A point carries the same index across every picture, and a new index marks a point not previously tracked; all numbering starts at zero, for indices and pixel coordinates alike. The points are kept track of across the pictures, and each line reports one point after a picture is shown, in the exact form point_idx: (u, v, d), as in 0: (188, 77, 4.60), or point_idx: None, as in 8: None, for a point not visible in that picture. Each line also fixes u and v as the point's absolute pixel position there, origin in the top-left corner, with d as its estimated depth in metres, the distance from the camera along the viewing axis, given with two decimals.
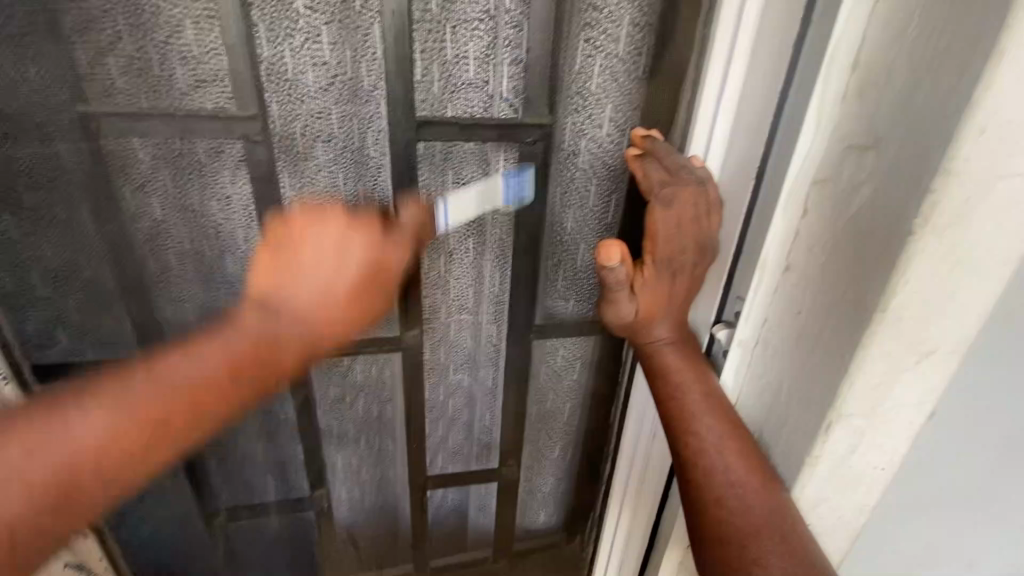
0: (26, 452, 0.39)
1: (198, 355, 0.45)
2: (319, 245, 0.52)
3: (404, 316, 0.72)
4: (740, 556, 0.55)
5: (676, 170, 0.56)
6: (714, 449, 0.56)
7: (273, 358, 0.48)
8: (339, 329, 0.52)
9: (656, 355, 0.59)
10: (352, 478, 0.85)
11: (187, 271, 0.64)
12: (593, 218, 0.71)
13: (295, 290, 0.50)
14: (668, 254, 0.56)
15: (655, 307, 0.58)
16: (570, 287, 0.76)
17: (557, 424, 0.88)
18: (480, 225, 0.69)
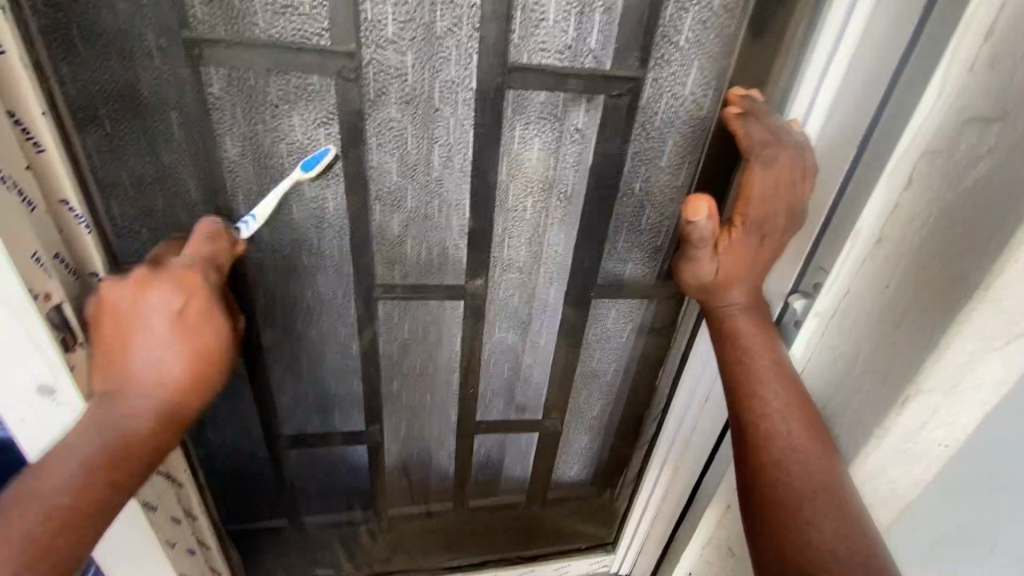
0: (24, 491, 0.47)
1: (109, 398, 0.51)
2: (141, 317, 0.52)
3: (472, 265, 0.73)
4: (797, 521, 0.53)
5: (773, 133, 0.56)
6: (775, 413, 0.57)
7: (129, 429, 0.50)
8: (198, 404, 0.55)
9: (728, 318, 0.60)
10: (403, 419, 0.87)
11: (252, 207, 0.65)
12: (665, 180, 0.70)
13: (140, 366, 0.52)
14: (758, 218, 0.55)
15: (736, 271, 0.58)
16: (631, 249, 0.76)
17: (604, 385, 0.89)
18: (552, 181, 0.69)
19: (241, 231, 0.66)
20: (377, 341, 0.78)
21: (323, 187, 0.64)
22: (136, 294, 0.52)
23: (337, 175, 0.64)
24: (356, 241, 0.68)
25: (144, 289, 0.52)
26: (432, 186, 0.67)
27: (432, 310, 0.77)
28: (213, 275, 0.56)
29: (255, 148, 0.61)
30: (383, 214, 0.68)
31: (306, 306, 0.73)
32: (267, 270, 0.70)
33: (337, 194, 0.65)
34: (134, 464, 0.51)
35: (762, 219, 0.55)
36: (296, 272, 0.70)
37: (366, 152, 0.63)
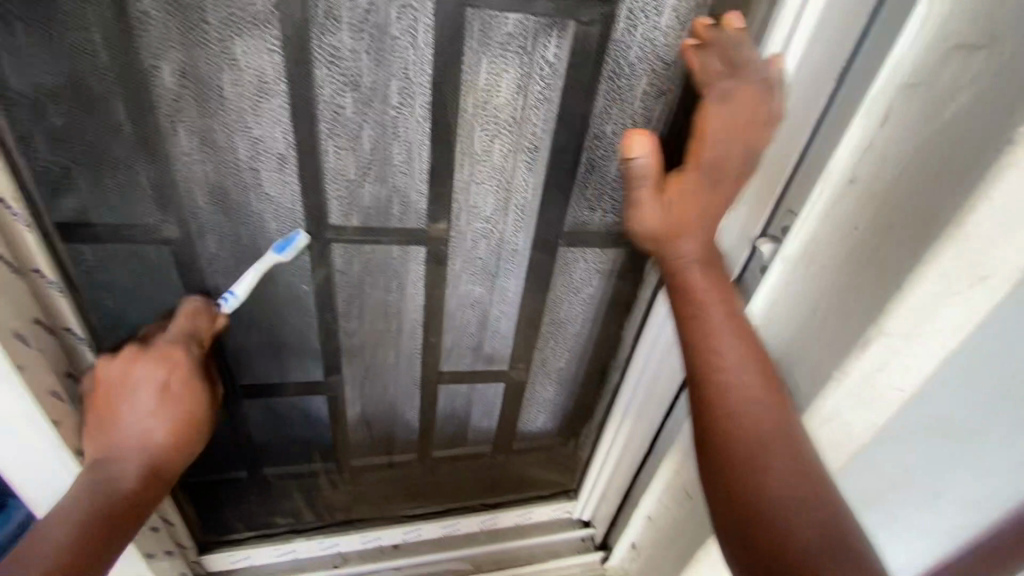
0: (40, 535, 0.57)
1: (104, 458, 0.61)
2: (127, 389, 0.63)
3: (433, 208, 0.69)
4: (762, 470, 0.52)
5: (734, 62, 0.53)
6: (734, 367, 0.56)
7: (121, 481, 0.60)
8: (187, 453, 0.66)
9: (687, 274, 0.57)
10: (364, 370, 0.84)
11: (193, 143, 0.58)
12: (636, 123, 0.67)
13: (127, 433, 0.62)
14: (711, 156, 0.53)
15: (687, 220, 0.55)
16: (600, 196, 0.73)
17: (572, 336, 0.88)
18: (519, 119, 0.64)
19: (180, 168, 0.59)
20: (333, 288, 0.73)
21: (270, 120, 0.58)
22: (133, 370, 0.63)
23: (285, 104, 0.58)
24: (309, 181, 0.63)
25: (140, 362, 0.64)
26: (389, 122, 0.61)
27: (391, 255, 0.72)
28: (194, 352, 0.66)
29: (191, 71, 0.54)
30: (337, 152, 0.62)
31: (251, 253, 0.67)
32: (209, 213, 0.63)
33: (285, 128, 0.59)
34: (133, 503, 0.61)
35: (716, 159, 0.54)
36: (241, 218, 0.64)
37: (314, 79, 0.57)
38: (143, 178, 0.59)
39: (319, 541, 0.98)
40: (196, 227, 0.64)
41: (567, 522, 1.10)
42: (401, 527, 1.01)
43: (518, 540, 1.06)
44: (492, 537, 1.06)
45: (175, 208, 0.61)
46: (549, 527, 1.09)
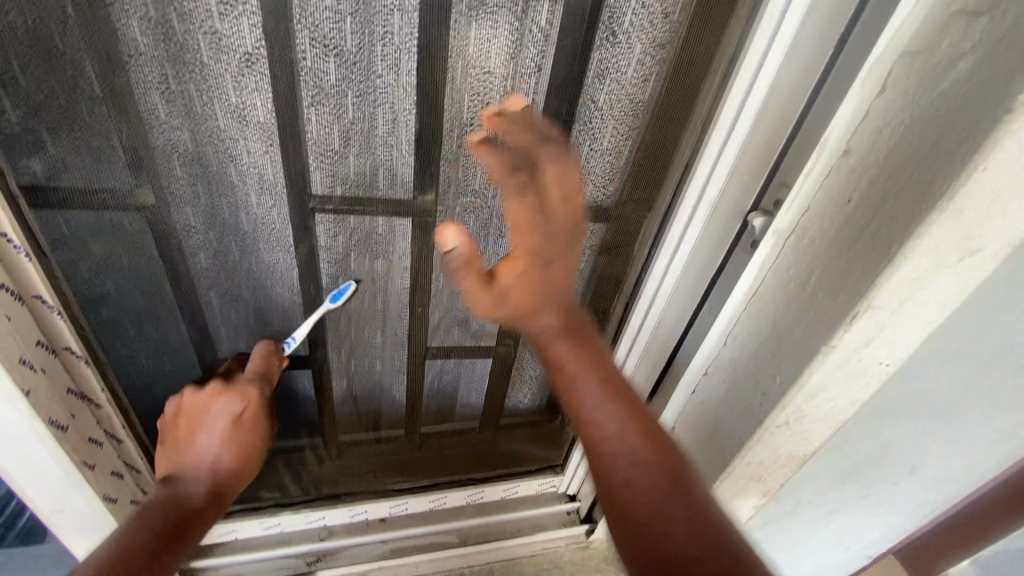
0: (117, 547, 0.60)
1: (176, 469, 0.70)
2: (206, 416, 0.71)
3: (421, 177, 0.67)
4: (651, 542, 0.48)
5: (538, 133, 0.57)
6: (609, 430, 0.54)
7: (181, 507, 0.67)
8: (237, 488, 0.72)
9: (548, 346, 0.58)
10: (349, 346, 0.82)
11: (168, 108, 0.55)
12: (626, 94, 0.64)
13: (199, 449, 0.71)
14: (532, 231, 0.56)
15: (532, 297, 0.57)
16: (591, 168, 0.69)
17: None
18: (510, 86, 0.62)
19: (155, 138, 0.56)
20: (316, 260, 0.71)
21: (249, 88, 0.56)
22: (210, 403, 0.71)
23: (267, 65, 0.55)
24: (291, 151, 0.61)
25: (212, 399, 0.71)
26: (374, 90, 0.59)
27: (376, 227, 0.70)
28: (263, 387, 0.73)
29: (165, 32, 0.51)
30: (320, 121, 0.59)
31: (233, 226, 0.65)
32: (186, 184, 0.60)
33: (266, 95, 0.57)
34: (176, 528, 0.65)
35: (537, 237, 0.56)
36: (221, 190, 0.62)
37: (295, 41, 0.54)
38: (117, 143, 0.55)
39: (305, 515, 0.95)
40: (175, 197, 0.61)
41: (553, 496, 1.10)
42: (389, 501, 1.00)
43: (504, 513, 1.06)
44: (481, 509, 1.06)
45: (152, 177, 0.58)
46: (536, 500, 1.09)
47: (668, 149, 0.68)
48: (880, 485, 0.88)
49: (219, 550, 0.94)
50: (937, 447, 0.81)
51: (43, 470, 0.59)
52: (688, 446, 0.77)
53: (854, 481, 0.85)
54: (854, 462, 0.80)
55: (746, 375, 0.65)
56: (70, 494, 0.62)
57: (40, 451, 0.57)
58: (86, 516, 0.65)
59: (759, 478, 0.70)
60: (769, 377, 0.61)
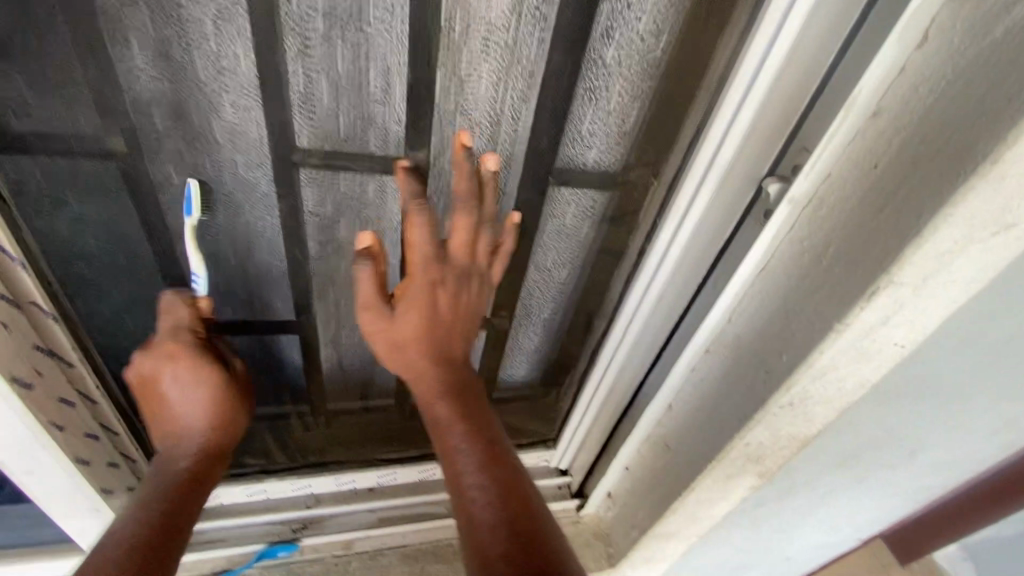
0: (118, 533, 0.58)
1: (168, 438, 0.69)
2: (157, 384, 0.66)
3: (413, 133, 0.61)
4: (481, 548, 0.52)
5: (473, 188, 0.59)
6: (462, 453, 0.58)
7: (181, 478, 0.66)
8: (226, 441, 0.71)
9: (424, 391, 0.63)
10: (337, 313, 0.78)
11: (141, 51, 0.50)
12: (638, 49, 0.59)
13: (177, 413, 0.68)
14: (426, 261, 0.60)
15: (417, 328, 0.63)
16: (596, 130, 0.65)
17: (558, 284, 0.82)
18: (512, 35, 0.57)
19: (131, 83, 0.52)
20: (301, 220, 0.66)
21: (230, 35, 0.51)
22: (154, 372, 0.65)
23: (249, 7, 0.50)
24: (279, 109, 0.56)
25: (156, 368, 0.65)
26: (365, 41, 0.54)
27: (367, 186, 0.66)
28: (187, 335, 0.65)
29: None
30: (309, 74, 0.55)
31: (214, 184, 0.61)
32: (164, 138, 0.56)
33: (251, 43, 0.52)
34: (174, 500, 0.63)
35: (428, 270, 0.61)
36: (201, 146, 0.58)
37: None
38: (85, 84, 0.51)
39: (292, 483, 0.94)
40: (153, 150, 0.56)
41: (543, 471, 1.04)
42: (376, 471, 0.98)
43: None
44: None
45: (129, 126, 0.54)
46: None
47: (676, 116, 0.63)
48: (872, 468, 0.86)
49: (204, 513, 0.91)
50: (934, 434, 0.79)
51: (6, 428, 0.56)
52: (688, 427, 0.74)
53: (849, 466, 0.83)
54: (849, 446, 0.78)
55: (750, 350, 0.62)
56: (38, 455, 0.59)
57: (3, 409, 0.54)
58: (57, 476, 0.63)
59: (756, 459, 0.68)
60: (774, 354, 0.58)
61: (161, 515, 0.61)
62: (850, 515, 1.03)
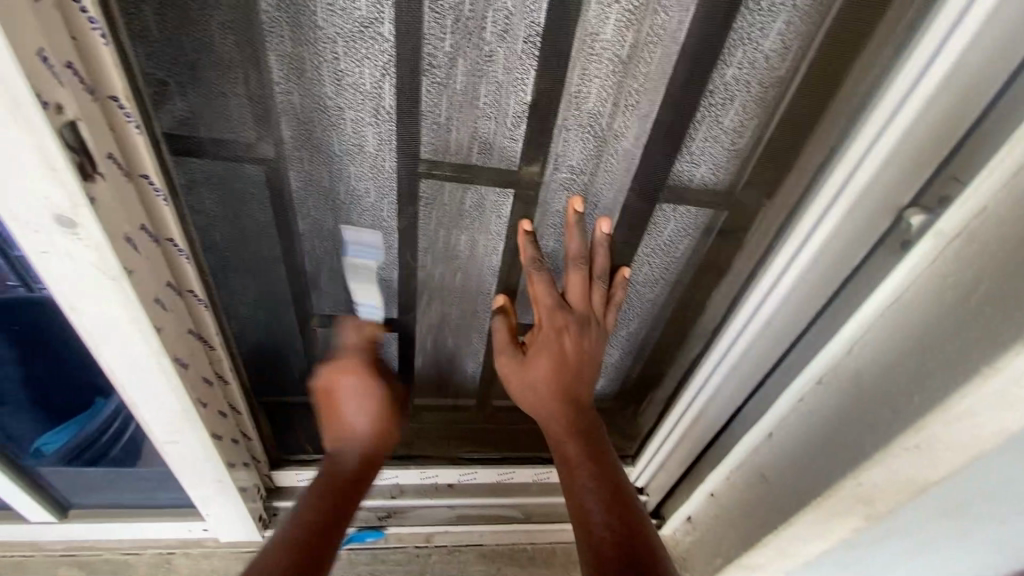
0: (289, 532, 0.69)
1: (337, 441, 0.79)
2: (340, 392, 0.78)
3: (530, 150, 0.63)
4: (597, 556, 0.63)
5: (587, 252, 0.70)
6: (581, 481, 0.70)
7: (341, 486, 0.76)
8: (383, 453, 0.81)
9: (551, 427, 0.75)
10: (437, 315, 0.82)
11: (286, 71, 0.54)
12: (762, 69, 0.56)
13: (350, 423, 0.79)
14: (551, 315, 0.72)
15: (546, 371, 0.75)
16: (705, 147, 0.62)
17: (649, 301, 0.81)
18: (632, 57, 0.56)
19: (273, 103, 0.56)
20: (417, 229, 0.69)
21: (365, 56, 0.54)
22: (336, 383, 0.78)
23: (389, 31, 0.52)
24: (398, 126, 0.59)
25: (336, 380, 0.78)
26: (485, 62, 0.55)
27: (480, 199, 0.67)
28: (360, 355, 0.78)
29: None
30: (429, 93, 0.57)
31: (334, 190, 0.65)
32: (294, 149, 0.60)
33: (383, 67, 0.55)
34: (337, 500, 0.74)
35: (552, 324, 0.73)
36: (323, 158, 0.62)
37: (419, 9, 0.51)
38: (238, 100, 0.55)
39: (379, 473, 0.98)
40: (290, 158, 0.61)
41: None
42: (458, 469, 1.01)
43: None
44: (546, 489, 1.05)
45: (267, 138, 0.59)
46: None
47: (796, 138, 0.60)
48: (988, 521, 0.79)
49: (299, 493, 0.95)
50: None
51: (162, 404, 0.62)
52: (791, 460, 0.72)
53: (962, 517, 0.77)
54: (966, 495, 0.72)
55: (874, 392, 0.60)
56: (182, 429, 0.66)
57: (163, 388, 0.60)
58: (194, 450, 0.70)
59: (866, 500, 0.64)
60: (903, 395, 0.56)
61: (322, 514, 0.72)
62: (952, 567, 0.96)
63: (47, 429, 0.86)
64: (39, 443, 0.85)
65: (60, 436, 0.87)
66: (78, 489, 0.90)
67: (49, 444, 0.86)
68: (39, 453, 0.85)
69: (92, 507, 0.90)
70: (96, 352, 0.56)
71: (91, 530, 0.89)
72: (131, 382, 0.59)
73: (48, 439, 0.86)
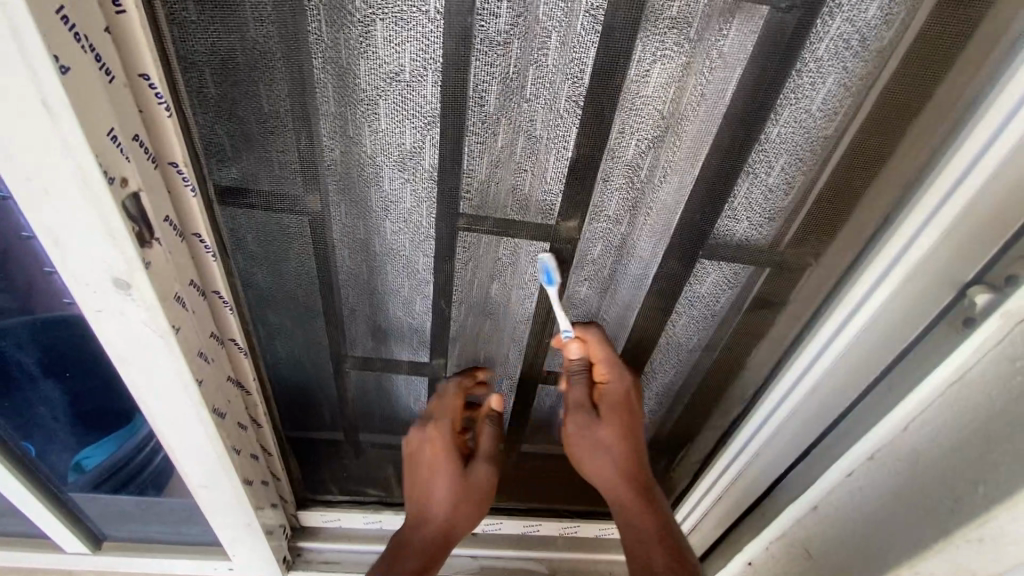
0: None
1: (415, 497, 0.82)
2: (419, 453, 0.80)
3: (569, 205, 0.62)
4: None
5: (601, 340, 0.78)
6: (646, 535, 0.76)
7: (424, 536, 0.81)
8: (467, 510, 0.82)
9: (609, 483, 0.78)
10: (469, 359, 0.81)
11: (334, 134, 0.56)
12: (810, 130, 0.54)
13: (433, 484, 0.81)
14: (619, 369, 0.74)
15: (613, 428, 0.76)
16: (749, 204, 0.60)
17: (685, 353, 0.77)
18: (676, 118, 0.55)
19: (320, 161, 0.58)
20: (454, 277, 0.69)
21: (408, 119, 0.55)
22: (420, 443, 0.79)
23: (435, 98, 0.54)
24: (438, 184, 0.60)
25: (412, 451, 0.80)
26: (526, 122, 0.56)
27: (517, 250, 0.67)
28: (443, 424, 0.78)
29: (342, 61, 0.51)
30: (471, 153, 0.58)
31: (371, 242, 0.66)
32: (337, 203, 0.62)
33: (426, 130, 0.56)
34: (429, 549, 0.81)
35: (620, 387, 0.75)
36: (364, 211, 0.63)
37: (465, 74, 0.52)
38: (290, 161, 0.57)
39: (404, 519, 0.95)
40: (333, 212, 0.62)
41: None
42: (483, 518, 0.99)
43: (596, 551, 1.01)
44: (572, 545, 1.02)
45: (312, 194, 0.60)
46: None
47: (844, 200, 0.58)
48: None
49: (323, 534, 0.96)
50: None
51: (198, 450, 0.63)
52: (840, 533, 0.69)
53: None
54: None
55: (930, 474, 0.58)
56: (216, 475, 0.67)
57: (201, 435, 0.61)
58: (226, 494, 0.70)
59: None
60: (966, 482, 0.53)
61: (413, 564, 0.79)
62: None
63: (87, 444, 0.86)
64: (80, 457, 0.86)
65: (98, 453, 0.87)
66: (109, 519, 0.91)
67: (88, 459, 0.87)
68: (81, 466, 0.87)
69: (129, 538, 0.92)
70: (140, 402, 0.57)
71: (132, 562, 0.91)
72: (169, 430, 0.60)
73: (88, 453, 0.86)
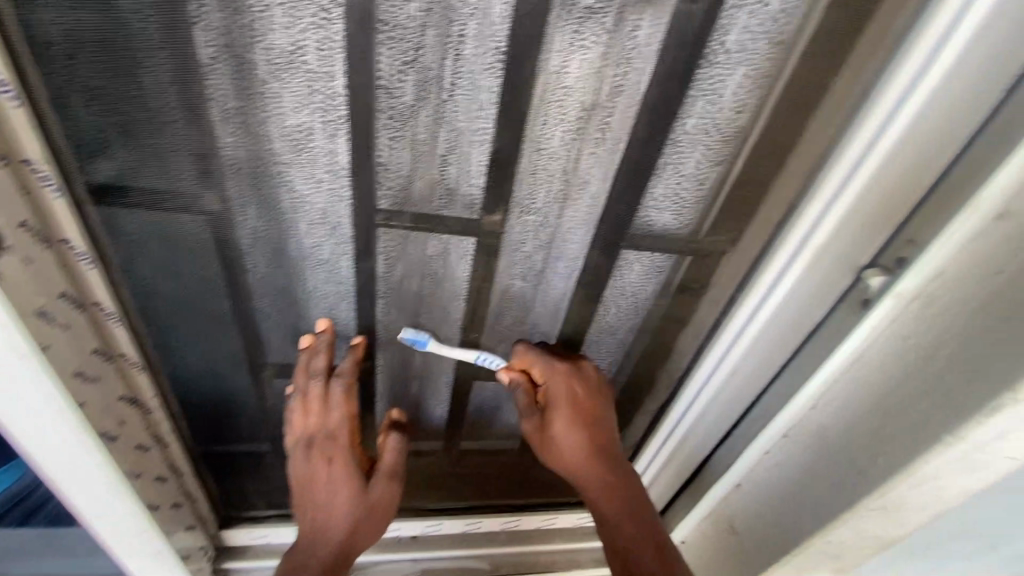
0: None
1: (307, 508, 0.74)
2: (306, 466, 0.74)
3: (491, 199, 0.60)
4: None
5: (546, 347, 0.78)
6: (621, 521, 0.72)
7: (323, 548, 0.73)
8: (372, 517, 0.76)
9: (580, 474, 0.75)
10: (399, 359, 0.78)
11: (231, 126, 0.51)
12: (721, 122, 0.55)
13: (326, 494, 0.74)
14: (549, 368, 0.73)
15: (562, 425, 0.75)
16: (668, 195, 0.61)
17: (617, 343, 0.78)
18: (593, 109, 0.54)
19: (217, 156, 0.53)
20: (376, 277, 0.66)
21: (315, 111, 0.51)
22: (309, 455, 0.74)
23: (343, 88, 0.50)
24: (353, 180, 0.56)
25: (308, 462, 0.74)
26: (443, 113, 0.53)
27: (441, 246, 0.65)
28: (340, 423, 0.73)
29: (234, 51, 0.47)
30: (387, 147, 0.55)
31: (281, 241, 0.61)
32: (240, 202, 0.57)
33: (335, 122, 0.52)
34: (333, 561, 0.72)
35: (559, 382, 0.74)
36: (272, 210, 0.58)
37: (372, 63, 0.48)
38: (183, 157, 0.52)
39: None
40: (236, 211, 0.57)
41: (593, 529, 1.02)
42: (424, 520, 0.97)
43: (539, 544, 1.01)
44: (517, 537, 1.01)
45: (211, 192, 0.55)
46: (573, 533, 1.03)
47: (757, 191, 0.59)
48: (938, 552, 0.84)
49: (251, 552, 0.90)
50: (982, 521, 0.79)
51: (89, 478, 0.57)
52: (762, 508, 0.72)
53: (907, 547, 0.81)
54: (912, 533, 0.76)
55: (839, 447, 0.61)
56: (111, 503, 0.61)
57: (90, 461, 0.55)
58: (125, 522, 0.64)
59: (834, 554, 0.67)
60: (870, 454, 0.57)
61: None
62: None
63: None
64: None
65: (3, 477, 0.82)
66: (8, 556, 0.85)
67: None
68: None
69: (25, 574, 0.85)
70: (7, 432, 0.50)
71: None
72: (48, 458, 0.54)
73: None
